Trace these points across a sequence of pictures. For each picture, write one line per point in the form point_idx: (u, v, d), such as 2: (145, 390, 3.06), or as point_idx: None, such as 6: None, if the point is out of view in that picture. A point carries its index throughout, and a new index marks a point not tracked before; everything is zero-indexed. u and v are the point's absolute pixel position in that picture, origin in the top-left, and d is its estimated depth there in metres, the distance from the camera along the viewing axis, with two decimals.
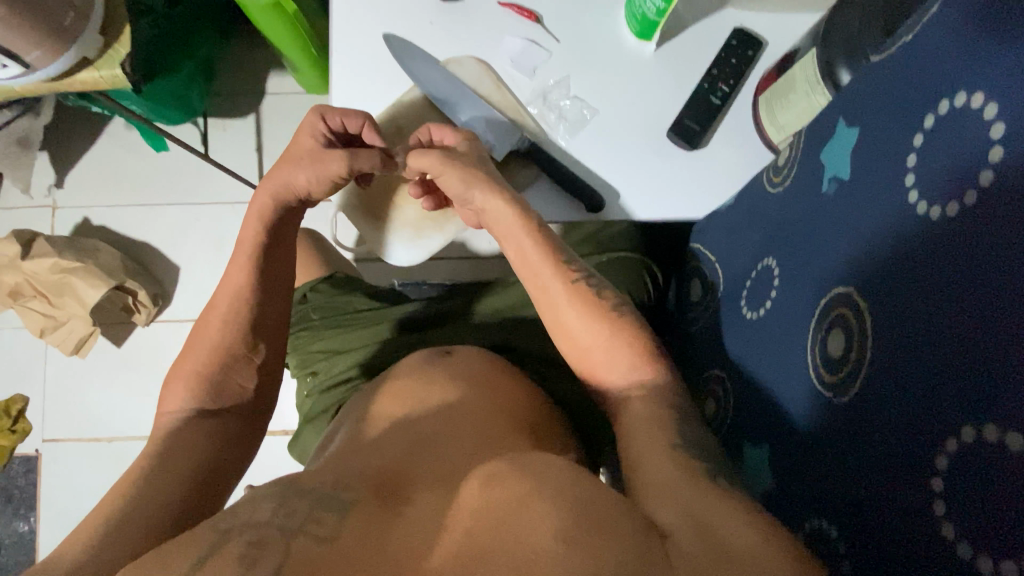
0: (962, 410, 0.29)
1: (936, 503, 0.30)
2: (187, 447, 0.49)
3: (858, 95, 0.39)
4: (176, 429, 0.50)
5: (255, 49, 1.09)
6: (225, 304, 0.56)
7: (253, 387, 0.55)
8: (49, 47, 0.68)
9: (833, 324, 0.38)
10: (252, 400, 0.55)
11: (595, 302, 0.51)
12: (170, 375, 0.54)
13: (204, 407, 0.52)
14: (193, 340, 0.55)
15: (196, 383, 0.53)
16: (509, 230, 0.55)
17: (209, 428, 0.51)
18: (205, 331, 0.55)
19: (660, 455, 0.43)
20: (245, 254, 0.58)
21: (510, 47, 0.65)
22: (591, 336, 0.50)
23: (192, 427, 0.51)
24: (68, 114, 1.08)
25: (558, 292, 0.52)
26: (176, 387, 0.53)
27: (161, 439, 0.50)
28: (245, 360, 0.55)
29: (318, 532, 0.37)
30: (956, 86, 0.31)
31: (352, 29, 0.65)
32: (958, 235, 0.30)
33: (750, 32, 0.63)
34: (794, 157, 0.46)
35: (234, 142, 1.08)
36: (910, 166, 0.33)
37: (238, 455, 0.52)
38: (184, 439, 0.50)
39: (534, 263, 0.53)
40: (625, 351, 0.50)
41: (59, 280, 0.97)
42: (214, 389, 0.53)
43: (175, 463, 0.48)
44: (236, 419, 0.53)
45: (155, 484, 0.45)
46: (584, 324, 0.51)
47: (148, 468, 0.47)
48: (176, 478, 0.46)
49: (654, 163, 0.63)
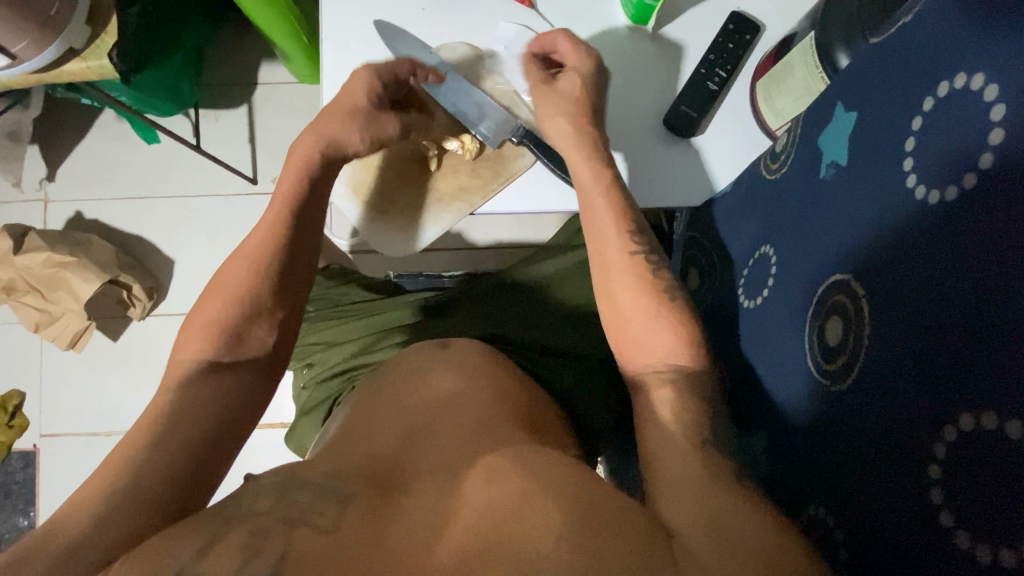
0: (961, 398, 0.28)
1: (934, 491, 0.29)
2: (197, 406, 0.45)
3: (856, 78, 0.38)
4: (184, 385, 0.46)
5: (246, 39, 1.08)
6: (252, 254, 0.52)
7: (273, 340, 0.51)
8: (35, 38, 0.67)
9: (830, 311, 0.38)
10: (269, 354, 0.51)
11: (650, 282, 0.50)
12: (186, 323, 0.50)
13: (218, 360, 0.48)
14: (215, 285, 0.52)
15: (214, 335, 0.49)
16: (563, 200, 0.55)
17: (221, 382, 0.47)
18: (229, 277, 0.52)
19: (676, 451, 0.43)
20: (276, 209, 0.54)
21: (504, 34, 0.64)
22: (636, 309, 0.49)
23: (202, 385, 0.46)
24: (56, 107, 1.07)
25: (614, 261, 0.52)
26: (192, 335, 0.49)
27: (171, 392, 0.46)
28: (266, 312, 0.51)
29: (319, 523, 0.37)
30: (956, 67, 0.30)
31: (343, 16, 0.64)
32: (958, 220, 0.29)
33: (747, 16, 0.62)
34: (791, 143, 0.46)
35: (226, 133, 1.07)
36: (908, 150, 0.33)
37: (250, 414, 0.48)
38: (193, 396, 0.45)
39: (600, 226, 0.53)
40: (669, 336, 0.48)
41: (52, 274, 0.96)
42: (232, 344, 0.49)
43: (183, 424, 0.44)
44: (250, 373, 0.49)
45: (162, 455, 0.41)
46: (633, 298, 0.50)
47: (156, 428, 0.43)
48: (186, 442, 0.43)
49: (652, 151, 0.62)
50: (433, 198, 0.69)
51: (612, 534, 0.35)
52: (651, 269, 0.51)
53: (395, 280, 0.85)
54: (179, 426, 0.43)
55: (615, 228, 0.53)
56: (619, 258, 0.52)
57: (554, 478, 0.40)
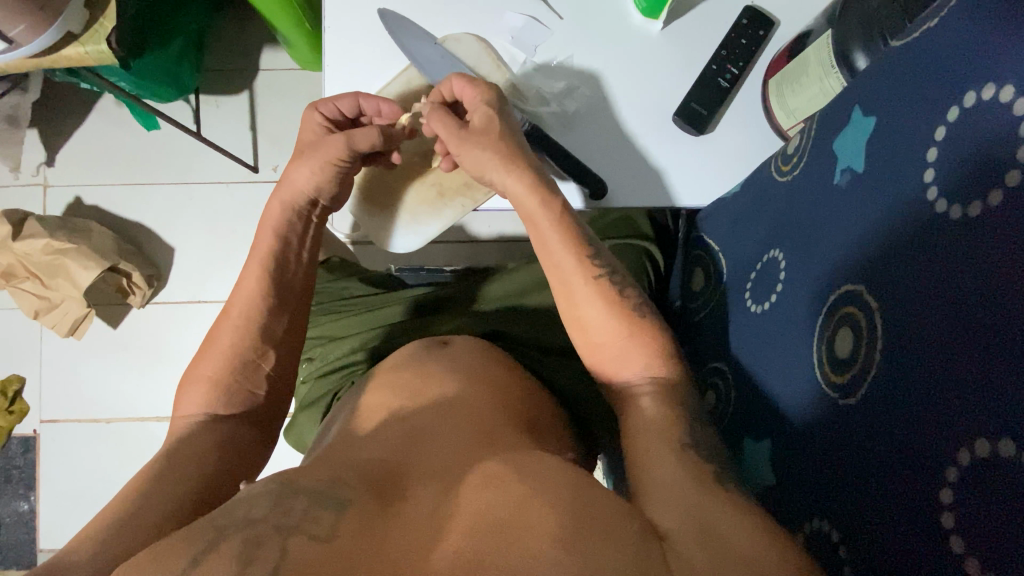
0: (975, 423, 0.28)
1: (945, 516, 0.29)
2: (196, 448, 0.48)
3: (876, 80, 0.37)
4: (187, 434, 0.49)
5: (248, 24, 1.06)
6: (239, 310, 0.54)
7: (262, 395, 0.54)
8: (32, 21, 0.65)
9: (840, 322, 0.37)
10: (261, 405, 0.54)
11: (619, 304, 0.50)
12: (183, 379, 0.53)
13: (215, 412, 0.51)
14: (208, 343, 0.55)
15: (211, 389, 0.52)
16: (529, 212, 0.53)
17: (218, 430, 0.50)
18: (218, 335, 0.54)
19: (673, 462, 0.43)
20: (258, 261, 0.56)
21: (511, 25, 0.62)
22: (607, 331, 0.50)
23: (202, 433, 0.49)
24: (56, 90, 1.06)
25: (581, 293, 0.50)
26: (192, 389, 0.52)
27: (172, 442, 0.49)
28: (253, 366, 0.54)
29: (316, 530, 0.36)
30: (984, 76, 0.29)
31: (345, 4, 0.62)
32: (980, 236, 0.28)
33: (761, 11, 0.60)
34: (804, 145, 0.44)
35: (227, 120, 1.05)
36: (930, 161, 0.32)
37: (248, 458, 0.51)
38: (192, 441, 0.48)
39: (549, 243, 0.52)
40: (639, 348, 0.49)
41: (52, 261, 0.95)
42: (226, 398, 0.52)
43: (179, 467, 0.46)
44: (245, 426, 0.52)
45: (156, 492, 0.43)
46: (602, 322, 0.50)
47: (155, 468, 0.46)
48: (185, 479, 0.45)
49: (660, 149, 0.61)
50: (436, 191, 0.66)
51: (610, 540, 0.35)
52: (618, 289, 0.51)
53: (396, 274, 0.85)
54: (179, 464, 0.46)
55: (575, 255, 0.51)
56: (583, 285, 0.51)
57: (553, 483, 0.39)
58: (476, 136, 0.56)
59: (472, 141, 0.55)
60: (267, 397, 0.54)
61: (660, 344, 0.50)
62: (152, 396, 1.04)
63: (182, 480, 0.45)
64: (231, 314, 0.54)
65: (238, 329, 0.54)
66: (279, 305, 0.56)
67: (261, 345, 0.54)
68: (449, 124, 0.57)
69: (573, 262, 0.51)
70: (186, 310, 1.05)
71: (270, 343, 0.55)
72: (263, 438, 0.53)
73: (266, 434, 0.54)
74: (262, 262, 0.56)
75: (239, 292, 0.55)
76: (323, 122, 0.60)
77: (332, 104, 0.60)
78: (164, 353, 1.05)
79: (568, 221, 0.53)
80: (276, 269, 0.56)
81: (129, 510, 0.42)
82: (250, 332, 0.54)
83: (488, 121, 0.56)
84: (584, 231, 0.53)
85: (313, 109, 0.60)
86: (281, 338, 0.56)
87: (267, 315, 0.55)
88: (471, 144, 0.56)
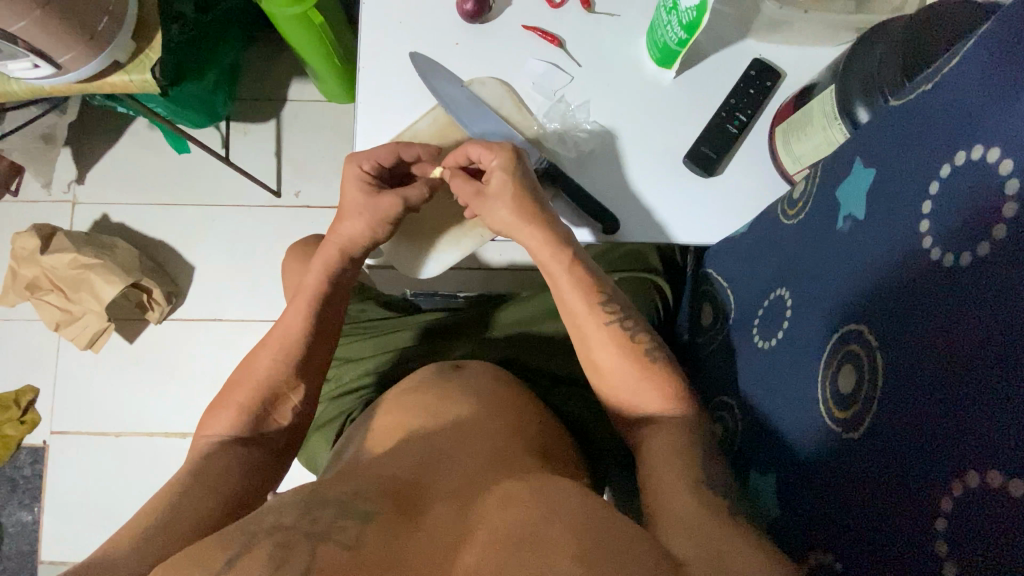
0: (966, 457, 0.29)
1: (940, 545, 0.30)
2: (220, 469, 0.50)
3: (876, 136, 0.40)
4: (210, 454, 0.51)
5: (279, 56, 1.11)
6: (279, 344, 0.57)
7: (286, 425, 0.56)
8: (81, 51, 0.70)
9: (844, 360, 0.39)
10: (285, 433, 0.56)
11: (632, 349, 0.52)
12: (213, 402, 0.56)
13: (239, 436, 0.53)
14: (241, 371, 0.57)
15: (236, 414, 0.54)
16: (544, 261, 0.56)
17: (242, 453, 0.52)
18: (252, 366, 0.56)
19: (682, 494, 0.44)
20: (303, 300, 0.59)
21: (533, 69, 0.66)
22: (619, 374, 0.52)
23: (227, 453, 0.51)
24: (92, 113, 1.10)
25: (594, 337, 0.53)
26: (221, 413, 0.54)
27: (196, 460, 0.51)
28: (282, 397, 0.56)
29: (343, 539, 0.37)
30: (973, 139, 0.32)
31: (379, 46, 0.66)
32: (970, 283, 0.31)
33: (768, 63, 0.64)
34: (809, 191, 0.47)
35: (254, 146, 1.10)
36: (925, 212, 0.34)
37: (268, 479, 0.52)
38: (217, 462, 0.50)
39: (564, 293, 0.55)
40: (651, 386, 0.51)
41: (77, 275, 0.98)
42: (252, 423, 0.54)
43: (206, 485, 0.48)
44: (267, 453, 0.54)
45: (181, 508, 0.45)
46: (613, 367, 0.52)
47: (184, 482, 0.48)
48: (209, 496, 0.47)
49: (672, 189, 0.64)
50: (458, 221, 0.69)
51: (623, 560, 0.36)
52: (630, 334, 0.53)
53: (411, 299, 0.87)
54: (207, 479, 0.48)
55: (588, 303, 0.54)
56: (596, 330, 0.53)
57: (569, 505, 0.41)
58: (492, 196, 0.58)
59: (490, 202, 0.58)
60: (291, 425, 0.56)
61: (675, 385, 0.52)
62: (163, 411, 1.05)
63: (209, 496, 0.47)
64: (270, 345, 0.57)
65: (276, 361, 0.56)
66: (312, 335, 0.59)
67: (294, 378, 0.56)
68: (466, 189, 0.59)
69: (585, 307, 0.54)
70: (202, 327, 1.07)
71: (303, 378, 0.57)
72: (281, 463, 0.55)
73: (284, 459, 0.56)
74: (309, 301, 0.59)
75: (282, 326, 0.58)
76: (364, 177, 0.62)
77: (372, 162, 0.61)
78: (177, 369, 1.07)
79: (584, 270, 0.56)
80: (319, 306, 0.60)
81: (162, 518, 0.44)
82: (287, 365, 0.56)
83: (502, 186, 0.57)
84: (599, 280, 0.56)
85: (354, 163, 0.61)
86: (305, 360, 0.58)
87: (303, 350, 0.58)
88: (485, 205, 0.59)
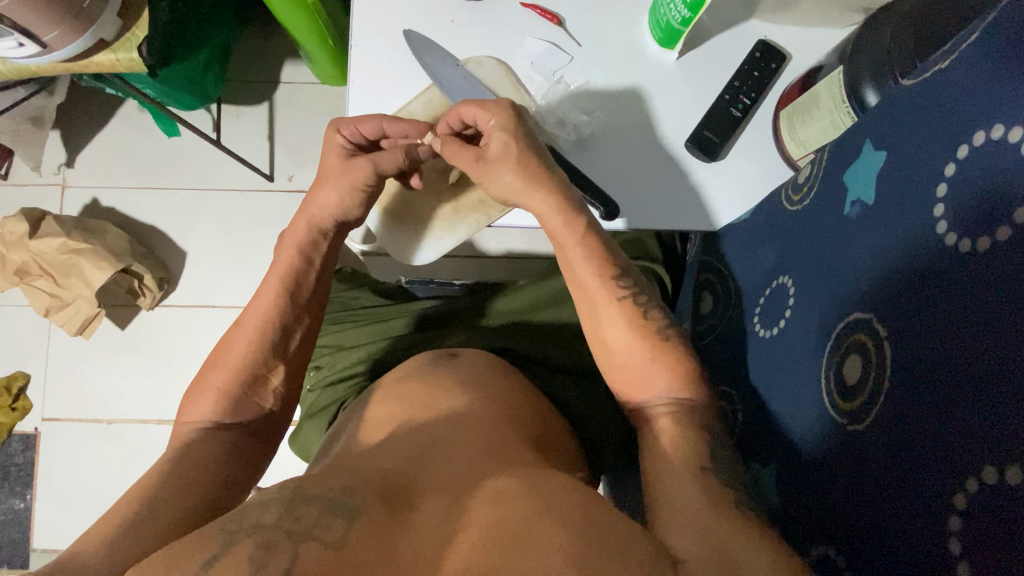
0: (982, 452, 0.28)
1: (953, 543, 0.29)
2: (201, 457, 0.48)
3: (887, 117, 0.38)
4: (190, 442, 0.49)
5: (272, 37, 1.09)
6: (254, 322, 0.55)
7: (269, 407, 0.55)
8: (67, 28, 0.67)
9: (849, 349, 0.38)
10: (266, 418, 0.54)
11: (643, 327, 0.50)
12: (191, 387, 0.54)
13: (220, 421, 0.52)
14: (219, 354, 0.55)
15: (217, 399, 0.52)
16: (556, 232, 0.54)
17: (224, 439, 0.50)
18: (229, 347, 0.55)
19: (681, 483, 0.43)
20: (278, 277, 0.57)
21: (531, 49, 0.64)
22: (629, 352, 0.50)
23: (207, 440, 0.50)
24: (81, 94, 1.08)
25: (605, 314, 0.51)
26: (201, 398, 0.52)
27: (177, 448, 0.49)
28: (262, 380, 0.54)
29: (326, 537, 0.36)
30: (993, 118, 0.30)
31: (372, 24, 0.64)
32: (988, 269, 0.29)
33: (774, 45, 0.62)
34: (814, 176, 0.46)
35: (246, 129, 1.08)
36: (940, 196, 0.33)
37: (252, 465, 0.51)
38: (198, 450, 0.49)
39: (574, 267, 0.53)
40: (656, 364, 0.49)
41: (66, 260, 0.97)
42: (233, 407, 0.52)
43: (187, 474, 0.46)
44: (250, 437, 0.52)
45: (161, 500, 0.44)
46: (624, 344, 0.50)
47: (162, 473, 0.46)
48: (189, 486, 0.46)
49: (673, 174, 0.62)
50: (451, 205, 0.68)
51: (617, 557, 0.35)
52: (642, 312, 0.51)
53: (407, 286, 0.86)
54: (187, 468, 0.47)
55: (600, 277, 0.52)
56: (608, 307, 0.51)
57: (564, 502, 0.39)
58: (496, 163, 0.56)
59: (493, 166, 0.55)
60: (277, 406, 0.55)
61: (682, 366, 0.50)
62: (155, 398, 1.04)
63: (191, 486, 0.46)
64: (247, 324, 0.55)
65: (253, 342, 0.55)
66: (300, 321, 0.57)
67: (272, 358, 0.55)
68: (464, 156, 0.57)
69: (596, 283, 0.52)
70: (194, 314, 1.06)
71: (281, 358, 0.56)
72: (266, 446, 0.54)
73: (269, 442, 0.54)
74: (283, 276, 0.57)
75: (258, 304, 0.56)
76: (344, 144, 0.62)
77: (353, 128, 0.61)
78: (169, 356, 1.05)
79: (594, 244, 0.53)
80: (293, 288, 0.58)
81: (140, 512, 0.42)
82: (264, 346, 0.55)
83: (504, 149, 0.55)
84: (610, 252, 0.54)
85: (335, 131, 0.61)
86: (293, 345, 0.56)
87: (283, 333, 0.56)
88: (491, 172, 0.56)
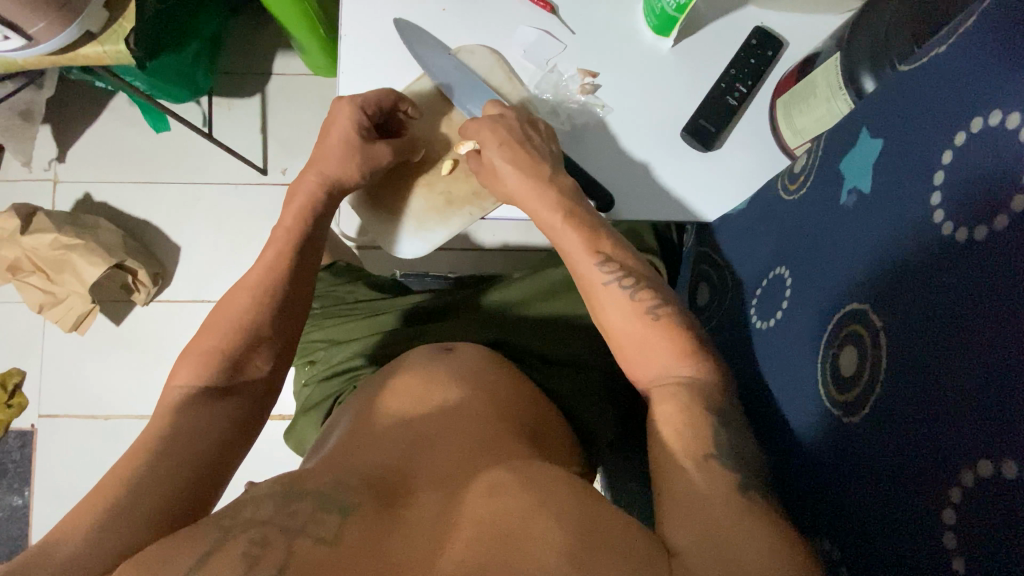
0: (977, 444, 0.28)
1: (947, 536, 0.29)
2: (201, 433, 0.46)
3: (884, 103, 0.37)
4: (187, 406, 0.47)
5: (264, 29, 1.07)
6: (251, 293, 0.55)
7: (269, 369, 0.53)
8: (54, 19, 0.66)
9: (845, 340, 0.37)
10: (266, 382, 0.53)
11: (640, 310, 0.49)
12: (187, 347, 0.52)
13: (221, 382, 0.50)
14: (217, 319, 0.53)
15: (218, 359, 0.50)
16: (551, 222, 0.54)
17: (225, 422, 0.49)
18: (231, 310, 0.54)
19: None
20: (274, 253, 0.57)
21: (525, 37, 0.63)
22: (631, 334, 0.48)
23: (204, 407, 0.48)
24: (70, 88, 1.07)
25: (600, 297, 0.50)
26: (199, 358, 0.51)
27: (172, 412, 0.47)
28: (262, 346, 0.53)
29: (320, 533, 0.36)
30: (992, 103, 0.30)
31: (362, 13, 0.63)
32: (987, 258, 0.29)
33: (771, 32, 0.61)
34: (811, 165, 0.45)
35: (239, 123, 1.07)
36: (936, 184, 0.32)
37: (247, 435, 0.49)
38: (194, 419, 0.47)
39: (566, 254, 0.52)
40: (656, 345, 0.47)
41: (59, 256, 0.96)
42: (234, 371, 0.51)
43: (186, 454, 0.44)
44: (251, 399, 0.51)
45: (155, 484, 0.41)
46: (625, 329, 0.49)
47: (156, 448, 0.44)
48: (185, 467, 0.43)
49: (671, 164, 0.61)
50: (445, 199, 0.66)
51: (615, 553, 0.35)
52: (631, 295, 0.49)
53: (402, 280, 0.85)
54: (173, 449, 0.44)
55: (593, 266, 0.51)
56: (602, 290, 0.50)
57: (560, 497, 0.39)
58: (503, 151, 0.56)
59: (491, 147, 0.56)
60: (272, 370, 0.54)
61: (685, 340, 0.47)
62: (153, 394, 1.04)
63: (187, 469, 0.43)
64: (248, 291, 0.54)
65: (248, 308, 0.53)
66: (292, 318, 0.56)
67: (273, 328, 0.54)
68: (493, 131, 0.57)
69: (591, 268, 0.51)
70: (190, 309, 1.05)
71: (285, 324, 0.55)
72: (258, 416, 0.51)
73: (263, 409, 0.52)
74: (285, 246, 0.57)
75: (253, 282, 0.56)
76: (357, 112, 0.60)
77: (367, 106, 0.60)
78: (166, 351, 1.05)
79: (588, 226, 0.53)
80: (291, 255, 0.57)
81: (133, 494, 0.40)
82: (262, 318, 0.54)
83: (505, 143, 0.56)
84: (602, 235, 0.53)
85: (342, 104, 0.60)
86: (289, 339, 0.56)
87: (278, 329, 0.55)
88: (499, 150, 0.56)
